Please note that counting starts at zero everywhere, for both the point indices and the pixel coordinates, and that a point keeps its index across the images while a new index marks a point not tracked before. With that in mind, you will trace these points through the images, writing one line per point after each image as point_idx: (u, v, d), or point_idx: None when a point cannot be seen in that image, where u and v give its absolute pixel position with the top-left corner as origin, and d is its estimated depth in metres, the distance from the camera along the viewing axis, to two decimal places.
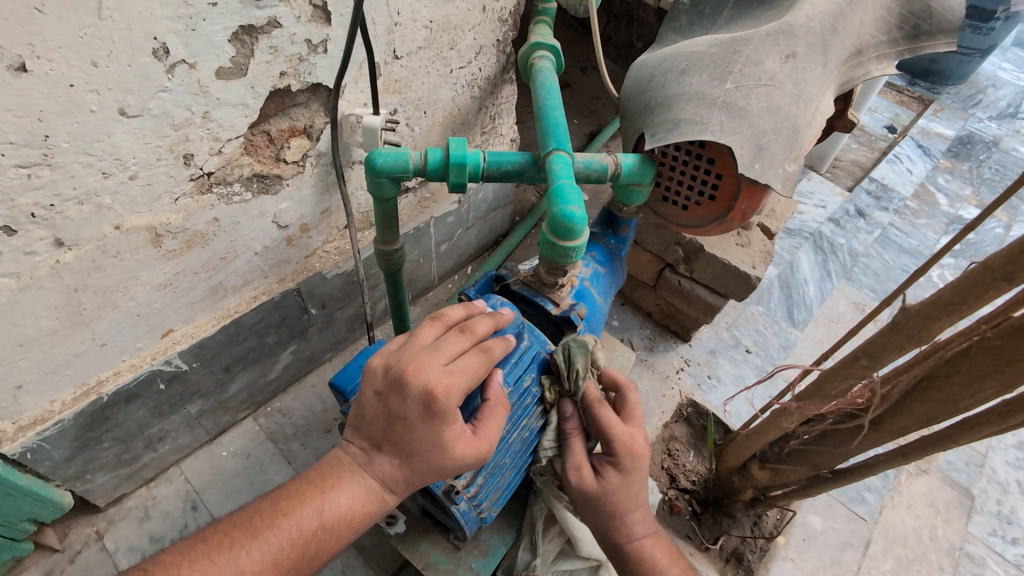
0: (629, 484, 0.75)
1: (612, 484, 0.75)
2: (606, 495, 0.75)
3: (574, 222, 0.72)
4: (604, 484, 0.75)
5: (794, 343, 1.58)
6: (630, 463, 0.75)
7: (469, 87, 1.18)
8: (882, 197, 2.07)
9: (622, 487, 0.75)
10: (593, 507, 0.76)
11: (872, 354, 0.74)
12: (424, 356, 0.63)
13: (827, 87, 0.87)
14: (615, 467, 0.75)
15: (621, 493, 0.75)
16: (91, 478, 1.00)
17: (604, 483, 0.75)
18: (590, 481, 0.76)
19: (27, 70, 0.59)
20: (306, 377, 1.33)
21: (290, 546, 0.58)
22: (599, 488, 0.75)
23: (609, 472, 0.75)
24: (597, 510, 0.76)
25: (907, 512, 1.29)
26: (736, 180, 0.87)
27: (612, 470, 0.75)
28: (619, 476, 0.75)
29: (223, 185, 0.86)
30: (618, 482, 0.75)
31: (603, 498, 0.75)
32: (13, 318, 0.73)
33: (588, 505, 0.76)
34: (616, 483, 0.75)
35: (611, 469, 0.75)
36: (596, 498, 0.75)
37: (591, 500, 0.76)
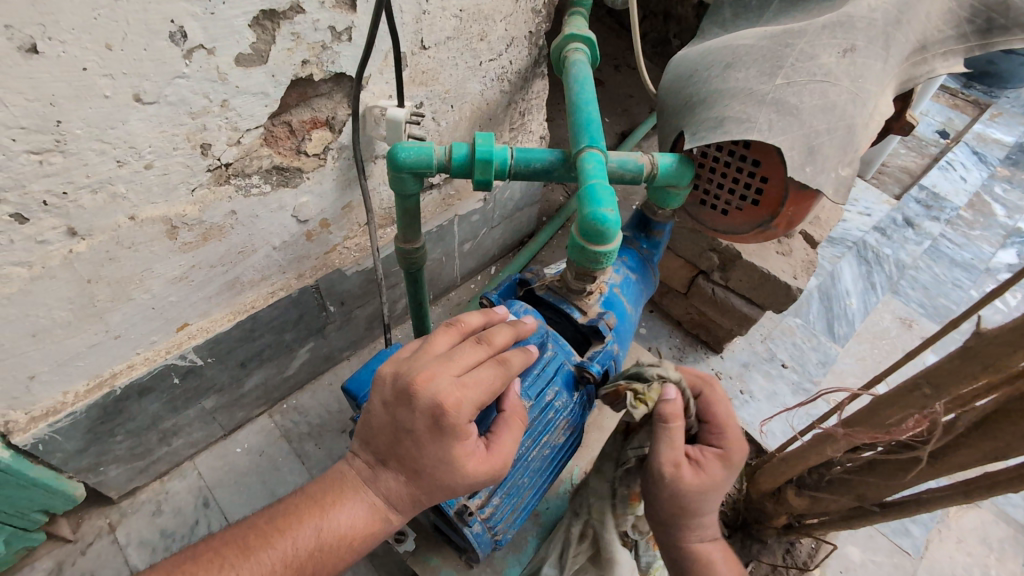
0: (725, 478, 0.73)
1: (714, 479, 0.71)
2: (704, 492, 0.71)
3: (607, 226, 0.67)
4: (705, 476, 0.71)
5: (835, 359, 1.49)
6: (733, 456, 0.74)
7: (499, 81, 1.13)
8: (932, 206, 1.94)
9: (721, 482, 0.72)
10: (680, 503, 0.72)
11: (936, 381, 0.67)
12: (435, 366, 0.59)
13: (887, 86, 0.79)
14: (715, 458, 0.73)
15: (718, 488, 0.72)
16: (104, 470, 0.99)
17: (704, 474, 0.71)
18: (688, 478, 0.70)
19: (38, 51, 0.57)
20: (323, 375, 1.30)
21: (283, 568, 0.55)
22: (696, 482, 0.71)
23: (711, 464, 0.72)
24: (684, 505, 0.71)
25: (955, 548, 1.20)
26: (784, 184, 0.80)
27: (712, 461, 0.72)
28: (720, 467, 0.72)
29: (242, 177, 0.83)
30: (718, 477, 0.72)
31: (700, 494, 0.71)
32: (25, 308, 0.72)
33: (677, 499, 0.71)
34: (717, 477, 0.72)
35: (710, 459, 0.73)
36: (692, 493, 0.71)
37: (684, 495, 0.71)
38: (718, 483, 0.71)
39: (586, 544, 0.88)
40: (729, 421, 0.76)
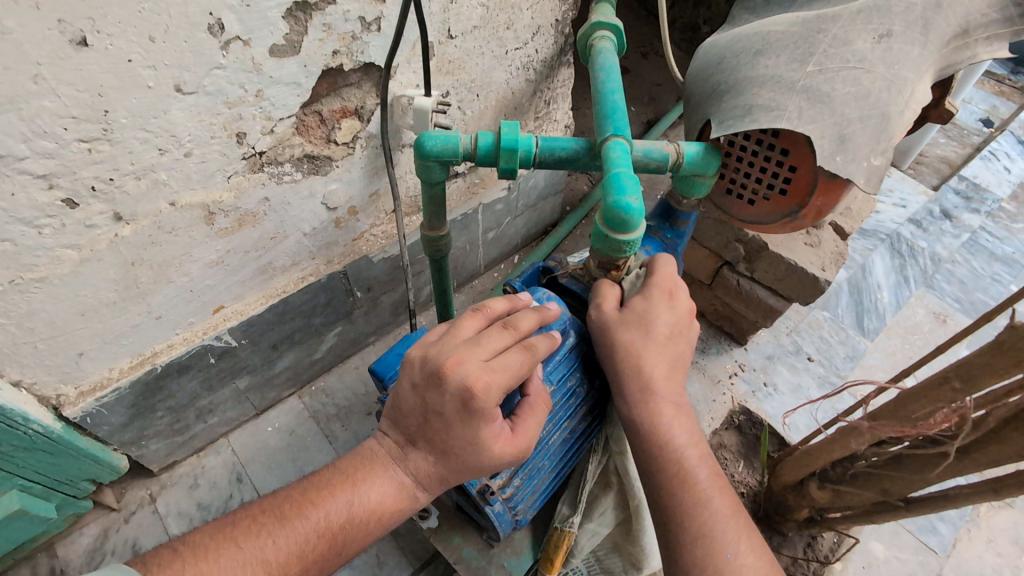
0: (651, 319, 0.73)
1: (633, 316, 0.73)
2: (624, 329, 0.73)
3: (630, 214, 0.67)
4: (623, 316, 0.74)
5: (863, 353, 1.46)
6: (660, 299, 0.74)
7: (524, 69, 1.13)
8: (972, 198, 1.87)
9: (643, 320, 0.73)
10: (610, 346, 0.74)
11: (966, 376, 0.66)
12: (464, 350, 0.60)
13: (924, 72, 0.76)
14: (641, 300, 0.74)
15: (643, 328, 0.73)
16: (145, 444, 1.05)
17: (624, 314, 0.74)
18: (607, 313, 0.75)
19: (87, 44, 0.59)
20: (350, 359, 1.34)
21: (316, 538, 0.57)
22: (618, 320, 0.74)
23: (633, 305, 0.74)
24: (614, 347, 0.73)
25: (985, 547, 1.17)
26: (813, 173, 0.79)
27: (636, 300, 0.75)
28: (644, 304, 0.74)
29: (275, 165, 0.86)
30: (637, 315, 0.73)
31: (622, 330, 0.73)
32: (75, 288, 0.76)
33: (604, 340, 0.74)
34: (638, 316, 0.73)
35: (635, 301, 0.75)
36: (614, 331, 0.74)
37: (608, 334, 0.74)
38: (634, 317, 0.73)
39: (611, 496, 0.90)
40: (665, 276, 0.77)
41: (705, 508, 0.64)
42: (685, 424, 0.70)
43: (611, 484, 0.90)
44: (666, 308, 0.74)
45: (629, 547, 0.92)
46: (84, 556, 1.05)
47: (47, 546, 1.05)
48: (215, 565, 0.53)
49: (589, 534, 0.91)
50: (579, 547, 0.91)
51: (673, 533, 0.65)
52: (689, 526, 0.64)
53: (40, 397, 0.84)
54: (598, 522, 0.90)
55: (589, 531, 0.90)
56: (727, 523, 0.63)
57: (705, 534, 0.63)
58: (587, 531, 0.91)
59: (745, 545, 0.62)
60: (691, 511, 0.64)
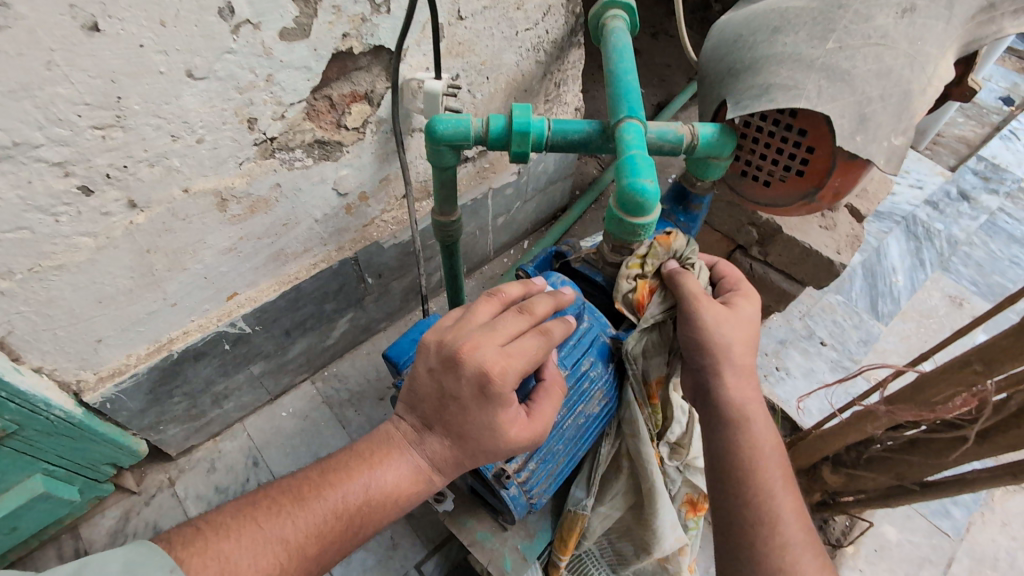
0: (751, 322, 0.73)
1: (745, 314, 0.73)
2: (734, 326, 0.71)
3: (646, 197, 0.66)
4: (734, 317, 0.72)
5: (877, 337, 1.45)
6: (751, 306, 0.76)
7: (535, 51, 1.11)
8: (991, 178, 1.84)
9: (749, 319, 0.73)
10: (715, 341, 0.70)
11: (988, 357, 0.65)
12: (479, 335, 0.60)
13: (948, 48, 0.74)
14: (742, 301, 0.75)
15: (745, 330, 0.72)
16: (163, 429, 1.06)
17: (734, 313, 0.73)
18: (721, 308, 0.72)
19: (99, 29, 0.59)
20: (361, 345, 1.35)
21: (334, 519, 0.58)
22: (733, 316, 0.72)
23: (738, 304, 0.74)
24: (723, 341, 0.70)
25: (998, 531, 1.17)
26: (831, 154, 0.77)
27: (739, 300, 0.75)
28: (747, 307, 0.74)
29: (286, 151, 0.86)
30: (746, 313, 0.74)
31: (732, 328, 0.71)
32: (92, 276, 0.77)
33: (714, 332, 0.70)
34: (744, 316, 0.73)
35: (737, 301, 0.74)
36: (725, 327, 0.71)
37: (719, 327, 0.71)
38: (746, 317, 0.73)
39: (622, 483, 0.90)
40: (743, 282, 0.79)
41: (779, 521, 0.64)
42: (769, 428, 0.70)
43: (623, 469, 0.89)
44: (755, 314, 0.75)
45: (641, 531, 0.90)
46: (107, 537, 1.07)
47: (71, 528, 1.08)
48: (236, 544, 0.54)
49: (601, 517, 0.92)
50: (591, 529, 0.92)
51: (743, 527, 0.64)
52: (768, 538, 0.63)
53: (61, 383, 0.85)
54: (610, 505, 0.91)
55: (601, 513, 0.91)
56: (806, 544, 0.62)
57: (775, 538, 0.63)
58: (599, 514, 0.92)
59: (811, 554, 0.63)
60: (770, 522, 0.63)
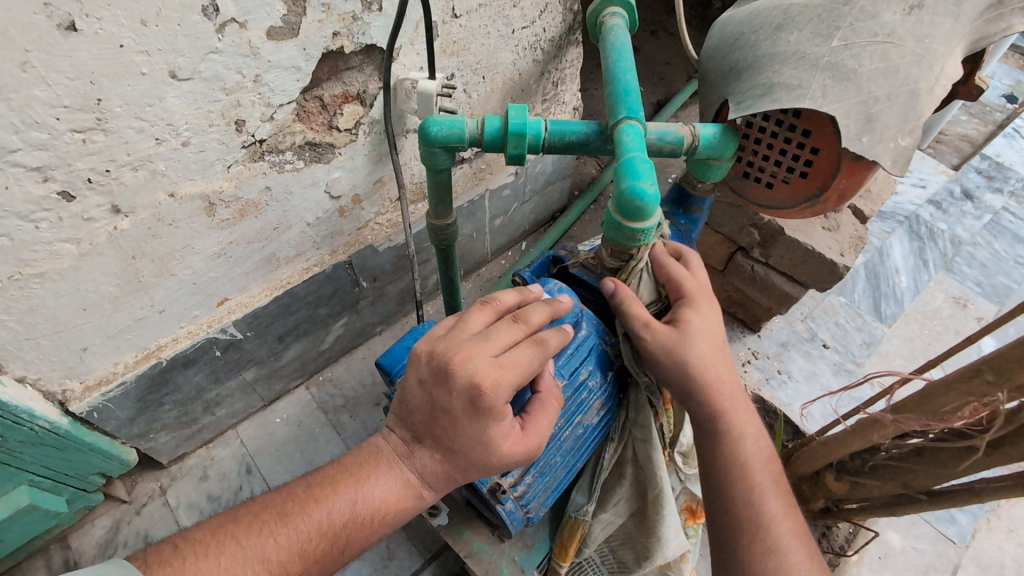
0: (707, 330, 0.70)
1: (693, 326, 0.70)
2: (687, 345, 0.69)
3: (645, 201, 0.64)
4: (684, 331, 0.69)
5: (880, 339, 1.43)
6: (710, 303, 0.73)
7: (532, 49, 1.09)
8: (995, 177, 1.81)
9: (702, 329, 0.70)
10: (670, 366, 0.69)
11: (1001, 367, 0.63)
12: (471, 345, 0.58)
13: (956, 46, 0.72)
14: (692, 312, 0.71)
15: (700, 342, 0.69)
16: (154, 437, 1.04)
17: (682, 329, 0.70)
18: (663, 332, 0.69)
19: (77, 29, 0.57)
20: (357, 349, 1.33)
21: (318, 537, 0.56)
22: (680, 334, 0.69)
23: (689, 318, 0.70)
24: (680, 364, 0.69)
25: (1004, 537, 1.15)
26: (836, 155, 0.75)
27: (688, 312, 0.71)
28: (698, 318, 0.70)
29: (276, 153, 0.84)
30: (697, 324, 0.70)
31: (685, 347, 0.69)
32: (75, 283, 0.75)
33: (666, 357, 0.69)
34: (695, 329, 0.70)
35: (686, 313, 0.71)
36: (678, 348, 0.69)
37: (671, 352, 0.69)
38: (694, 329, 0.69)
39: (625, 490, 0.86)
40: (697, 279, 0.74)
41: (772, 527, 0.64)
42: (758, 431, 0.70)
43: (626, 475, 0.86)
44: (713, 313, 0.72)
45: (643, 539, 0.87)
46: (97, 548, 1.05)
47: (60, 538, 1.06)
48: (215, 564, 0.52)
49: (603, 525, 0.88)
50: (592, 537, 0.89)
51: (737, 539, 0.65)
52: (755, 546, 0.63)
53: (46, 393, 0.83)
54: (613, 512, 0.87)
55: (603, 521, 0.88)
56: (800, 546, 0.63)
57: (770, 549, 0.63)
58: (600, 521, 0.88)
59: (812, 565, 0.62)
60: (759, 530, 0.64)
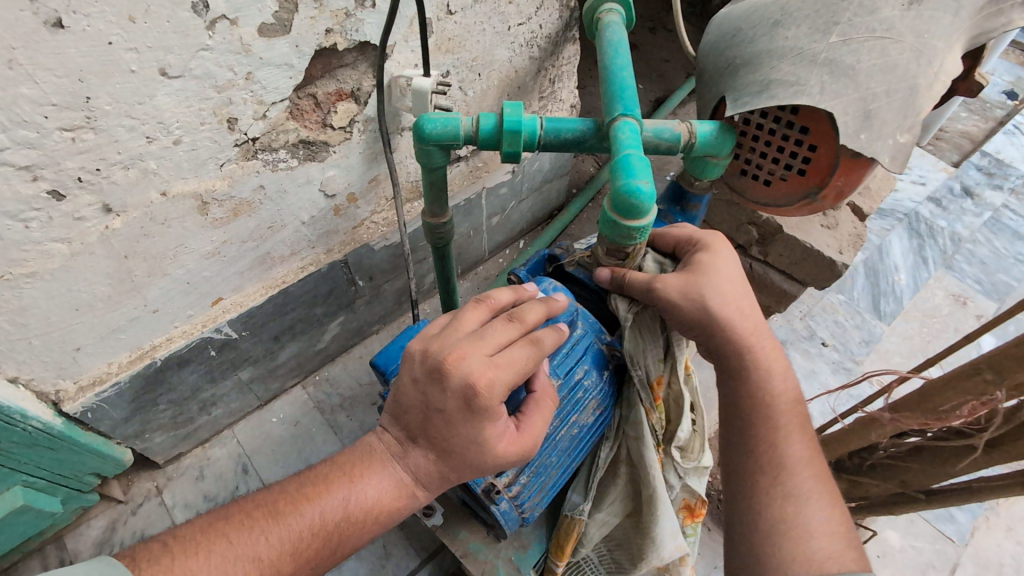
0: (725, 271, 0.71)
1: (711, 267, 0.71)
2: (704, 283, 0.70)
3: (641, 199, 0.63)
4: (700, 271, 0.71)
5: (879, 337, 1.42)
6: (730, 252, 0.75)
7: (528, 46, 1.08)
8: (995, 174, 1.81)
9: (721, 270, 0.71)
10: (688, 306, 0.70)
11: (999, 366, 0.62)
12: (467, 344, 0.58)
13: (956, 42, 0.71)
14: (707, 255, 0.72)
15: (719, 282, 0.70)
16: (149, 437, 1.04)
17: (697, 269, 0.71)
18: (674, 276, 0.71)
19: (63, 26, 0.56)
20: (354, 348, 1.32)
21: (310, 536, 0.56)
22: (695, 273, 0.71)
23: (708, 260, 0.72)
24: (699, 302, 0.69)
25: (1004, 536, 1.15)
26: (834, 152, 0.75)
27: (701, 255, 0.73)
28: (715, 260, 0.72)
29: (269, 152, 0.83)
30: (713, 265, 0.71)
31: (703, 285, 0.70)
32: (67, 283, 0.74)
33: (684, 296, 0.70)
34: (710, 270, 0.71)
35: (699, 257, 0.73)
36: (695, 286, 0.70)
37: (688, 290, 0.70)
38: (711, 269, 0.71)
39: (620, 489, 0.86)
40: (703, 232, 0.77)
41: (791, 473, 0.62)
42: (787, 377, 0.69)
43: (621, 474, 0.85)
44: (733, 260, 0.73)
45: (639, 540, 0.86)
46: (93, 548, 1.05)
47: (56, 538, 1.05)
48: (205, 564, 0.51)
49: (599, 524, 0.88)
50: (588, 537, 0.88)
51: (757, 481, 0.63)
52: (776, 487, 0.62)
53: (39, 393, 0.83)
54: (608, 512, 0.87)
55: (599, 520, 0.87)
56: (819, 492, 0.61)
57: (790, 492, 0.61)
58: (596, 521, 0.87)
59: (836, 508, 0.61)
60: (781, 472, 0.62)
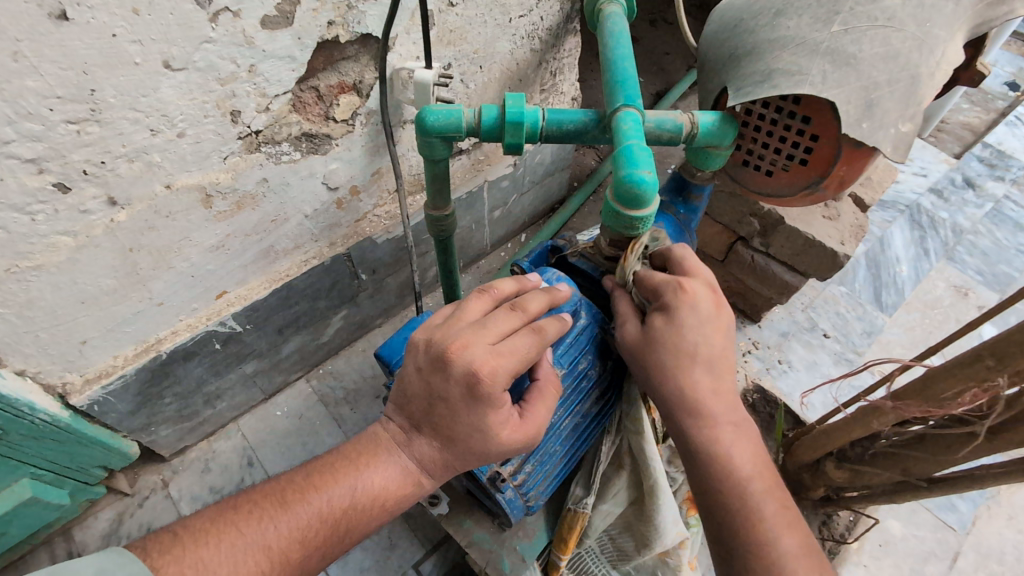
0: (678, 335, 0.65)
1: (658, 334, 0.66)
2: (653, 352, 0.66)
3: (643, 189, 0.63)
4: (649, 336, 0.67)
5: (881, 328, 1.42)
6: (700, 306, 0.66)
7: (529, 38, 1.08)
8: (997, 165, 1.80)
9: (670, 335, 0.65)
10: (641, 372, 0.67)
11: (1002, 353, 0.63)
12: (470, 333, 0.58)
13: (958, 30, 0.71)
14: (660, 317, 0.66)
15: (668, 351, 0.65)
16: (155, 430, 1.04)
17: (648, 334, 0.67)
18: (630, 334, 0.69)
19: (68, 18, 0.56)
20: (357, 341, 1.33)
21: (318, 524, 0.56)
22: (645, 338, 0.67)
23: (655, 325, 0.66)
24: (647, 371, 0.66)
25: (1005, 524, 1.16)
26: (836, 142, 0.75)
27: (656, 315, 0.67)
28: (664, 323, 0.66)
29: (272, 144, 0.83)
30: (663, 329, 0.66)
31: (651, 354, 0.66)
32: (73, 276, 0.74)
33: (633, 360, 0.68)
34: (660, 335, 0.66)
35: (655, 317, 0.67)
36: (643, 356, 0.67)
37: (639, 356, 0.67)
38: (659, 335, 0.66)
39: (623, 481, 0.86)
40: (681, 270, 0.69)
41: (779, 555, 0.58)
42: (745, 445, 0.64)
43: (623, 466, 0.85)
44: (695, 320, 0.65)
45: (642, 528, 0.87)
46: (100, 540, 1.06)
47: (64, 531, 1.06)
48: (216, 551, 0.52)
49: (603, 514, 0.89)
50: (593, 526, 0.89)
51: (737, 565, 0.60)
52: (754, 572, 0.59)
53: (46, 386, 0.83)
54: (612, 503, 0.87)
55: (603, 511, 0.88)
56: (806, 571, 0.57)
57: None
58: (600, 512, 0.88)
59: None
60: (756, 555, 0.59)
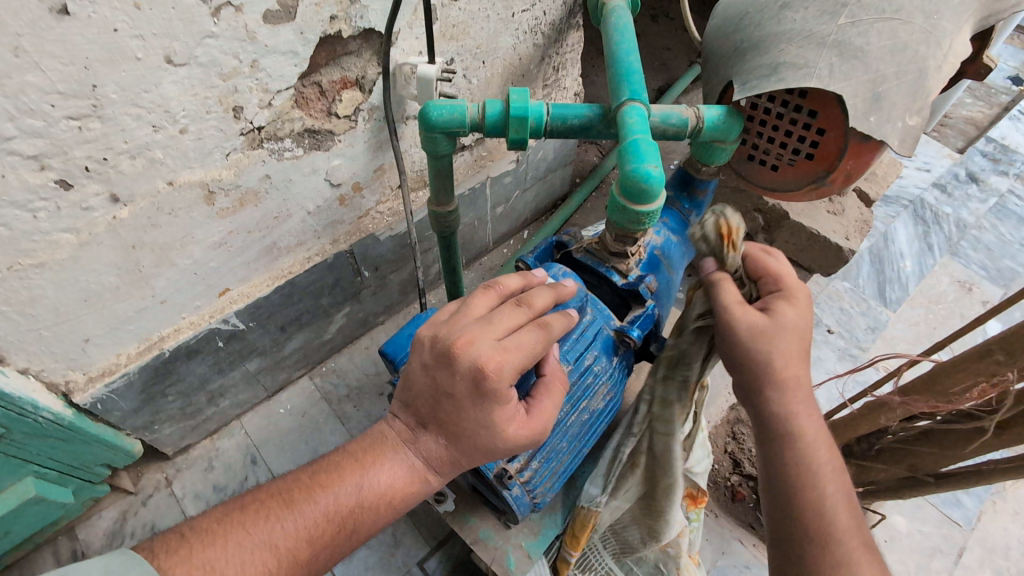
0: (799, 327, 0.61)
1: (788, 319, 0.60)
2: (778, 337, 0.60)
3: (650, 183, 0.63)
4: (777, 320, 0.61)
5: (885, 324, 1.42)
6: (801, 303, 0.63)
7: (532, 33, 1.07)
8: (1000, 160, 1.80)
9: (797, 324, 0.61)
10: (751, 355, 0.60)
11: (1011, 347, 0.62)
12: (476, 329, 0.58)
13: (967, 21, 0.70)
14: (785, 305, 0.62)
15: (790, 338, 0.60)
16: (158, 428, 1.04)
17: (773, 319, 0.61)
18: (753, 316, 0.61)
19: (68, 13, 0.56)
20: (360, 339, 1.32)
21: (325, 522, 0.56)
22: (770, 321, 0.61)
23: (782, 309, 0.61)
24: (763, 355, 0.60)
25: (1010, 520, 1.16)
26: (843, 136, 0.74)
27: (778, 303, 0.62)
28: (795, 314, 0.61)
29: (274, 140, 0.83)
30: (793, 317, 0.61)
31: (775, 338, 0.60)
32: (75, 274, 0.74)
33: (750, 342, 0.60)
34: (783, 322, 0.61)
35: (780, 305, 0.62)
36: (763, 337, 0.60)
37: (758, 339, 0.60)
38: (789, 322, 0.61)
39: (635, 479, 0.85)
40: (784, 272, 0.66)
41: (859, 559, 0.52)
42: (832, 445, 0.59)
43: (639, 465, 0.84)
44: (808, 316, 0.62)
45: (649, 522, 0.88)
46: (104, 538, 1.06)
47: (67, 530, 1.06)
48: (222, 551, 0.52)
49: (612, 511, 0.88)
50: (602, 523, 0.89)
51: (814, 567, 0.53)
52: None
53: (49, 385, 0.83)
54: (622, 500, 0.87)
55: (613, 508, 0.88)
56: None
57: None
58: (611, 509, 0.88)
59: None
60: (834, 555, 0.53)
